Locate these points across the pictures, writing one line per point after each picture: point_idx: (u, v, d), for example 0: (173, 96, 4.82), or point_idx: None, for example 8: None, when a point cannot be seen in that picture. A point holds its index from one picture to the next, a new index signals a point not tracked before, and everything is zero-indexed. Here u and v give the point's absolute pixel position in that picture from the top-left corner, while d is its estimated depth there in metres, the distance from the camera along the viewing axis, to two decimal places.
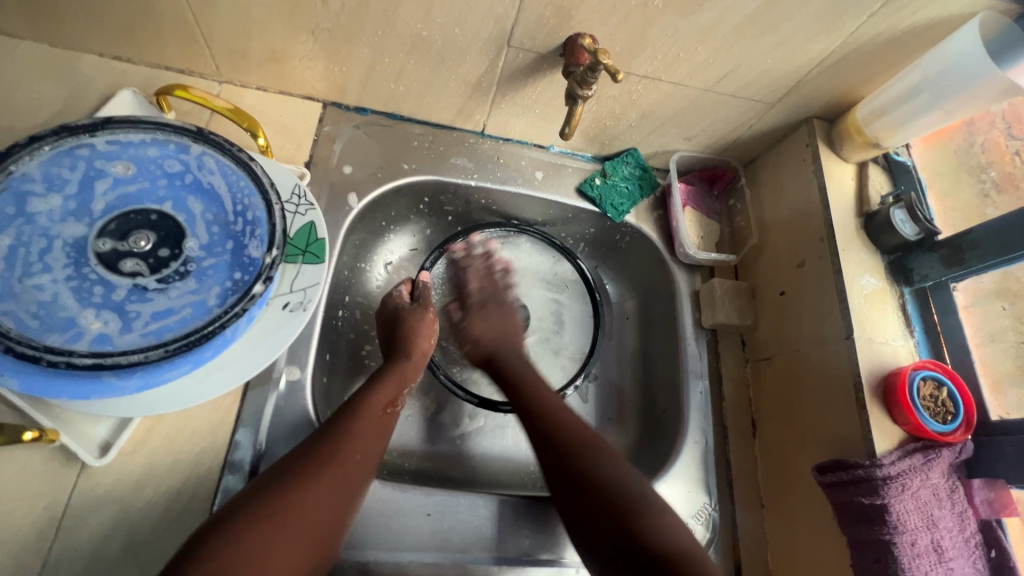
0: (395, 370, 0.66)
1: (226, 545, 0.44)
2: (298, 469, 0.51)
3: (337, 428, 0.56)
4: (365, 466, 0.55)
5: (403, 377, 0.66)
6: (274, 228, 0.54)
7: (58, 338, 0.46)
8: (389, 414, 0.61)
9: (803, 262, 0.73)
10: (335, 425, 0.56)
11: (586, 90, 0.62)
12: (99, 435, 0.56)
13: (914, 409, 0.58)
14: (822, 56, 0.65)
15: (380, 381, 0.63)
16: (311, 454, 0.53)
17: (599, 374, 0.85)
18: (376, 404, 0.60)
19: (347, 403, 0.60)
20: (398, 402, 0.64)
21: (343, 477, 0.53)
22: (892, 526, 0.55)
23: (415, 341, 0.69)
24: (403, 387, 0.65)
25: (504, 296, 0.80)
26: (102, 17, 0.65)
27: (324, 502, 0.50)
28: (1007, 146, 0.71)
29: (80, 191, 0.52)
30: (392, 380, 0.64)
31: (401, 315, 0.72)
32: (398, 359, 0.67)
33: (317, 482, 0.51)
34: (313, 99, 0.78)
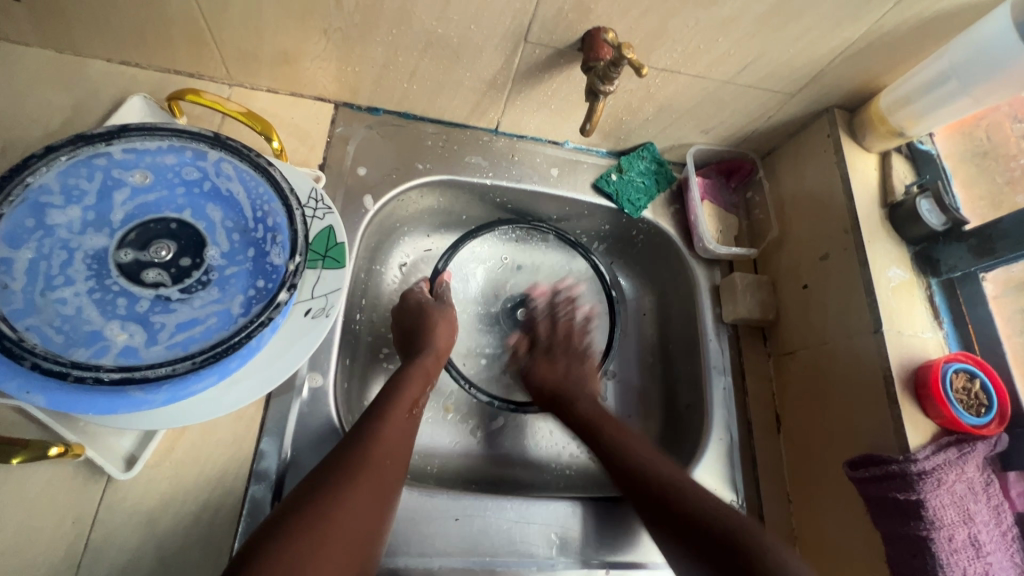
0: (418, 370, 0.66)
1: (271, 559, 0.43)
2: (333, 479, 0.50)
3: (366, 433, 0.55)
4: (395, 470, 0.55)
5: (426, 376, 0.66)
6: (296, 234, 0.53)
7: (83, 353, 0.45)
8: (414, 417, 0.61)
9: (826, 254, 0.72)
10: (365, 430, 0.56)
11: (608, 86, 0.61)
12: (124, 448, 0.56)
13: (947, 403, 0.57)
14: (846, 45, 0.64)
15: (405, 381, 0.63)
16: (343, 463, 0.52)
17: (618, 371, 0.84)
18: (402, 406, 0.60)
19: (372, 405, 0.60)
20: (421, 403, 0.63)
21: (377, 484, 0.52)
22: (928, 521, 0.54)
23: (434, 337, 0.69)
24: (426, 386, 0.65)
25: (575, 344, 0.78)
26: (111, 21, 0.64)
27: (359, 510, 0.50)
28: None
29: (99, 201, 0.51)
30: (417, 378, 0.64)
31: (422, 312, 0.72)
32: (419, 358, 0.67)
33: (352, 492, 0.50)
34: (325, 100, 0.77)
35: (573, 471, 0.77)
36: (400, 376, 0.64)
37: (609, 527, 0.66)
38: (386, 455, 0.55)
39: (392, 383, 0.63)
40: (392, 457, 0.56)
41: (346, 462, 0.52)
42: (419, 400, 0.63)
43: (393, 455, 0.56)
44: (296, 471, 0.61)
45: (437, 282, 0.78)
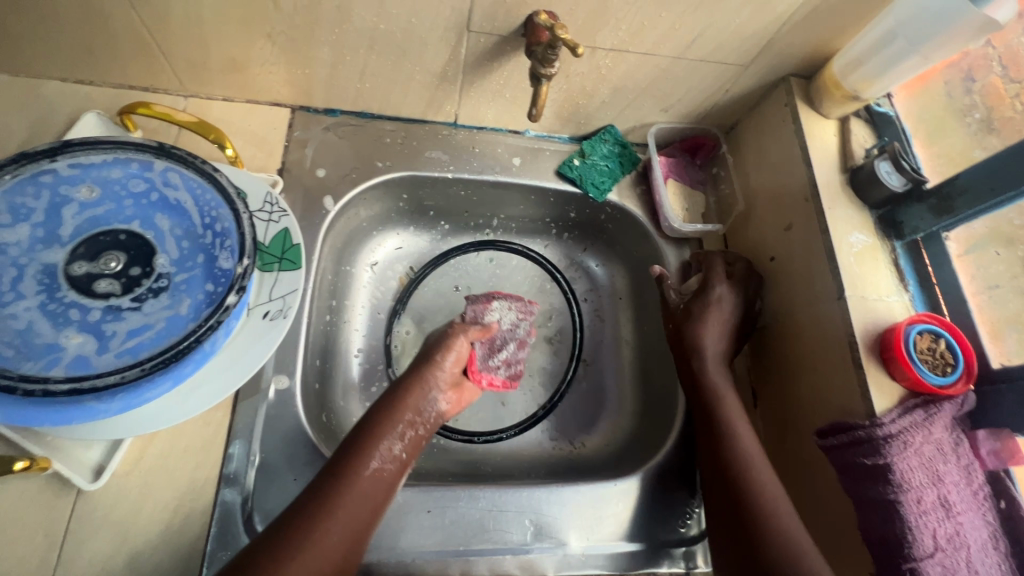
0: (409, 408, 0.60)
1: None
2: (282, 547, 0.48)
3: (322, 497, 0.51)
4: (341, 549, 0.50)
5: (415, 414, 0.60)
6: (244, 238, 0.54)
7: (34, 366, 0.45)
8: (384, 482, 0.55)
9: (790, 225, 0.71)
10: (320, 496, 0.52)
11: (549, 68, 0.61)
12: (92, 459, 0.57)
13: (911, 363, 0.56)
14: (791, 11, 0.63)
15: (379, 431, 0.57)
16: (292, 531, 0.49)
17: (595, 355, 0.84)
18: (366, 468, 0.54)
19: (338, 460, 0.55)
20: (398, 458, 0.57)
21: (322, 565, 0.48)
22: (897, 485, 0.54)
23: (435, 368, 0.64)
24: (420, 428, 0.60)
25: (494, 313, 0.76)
26: (57, 41, 0.64)
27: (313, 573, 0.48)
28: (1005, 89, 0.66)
29: (48, 217, 0.51)
30: (393, 428, 0.58)
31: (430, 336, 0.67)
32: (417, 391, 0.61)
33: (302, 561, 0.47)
34: (281, 104, 0.78)
35: (553, 458, 0.77)
36: (373, 424, 0.58)
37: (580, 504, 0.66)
38: (345, 527, 0.51)
39: (366, 434, 0.57)
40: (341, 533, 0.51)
41: (297, 525, 0.49)
42: (397, 456, 0.57)
43: (352, 531, 0.51)
44: (267, 471, 0.61)
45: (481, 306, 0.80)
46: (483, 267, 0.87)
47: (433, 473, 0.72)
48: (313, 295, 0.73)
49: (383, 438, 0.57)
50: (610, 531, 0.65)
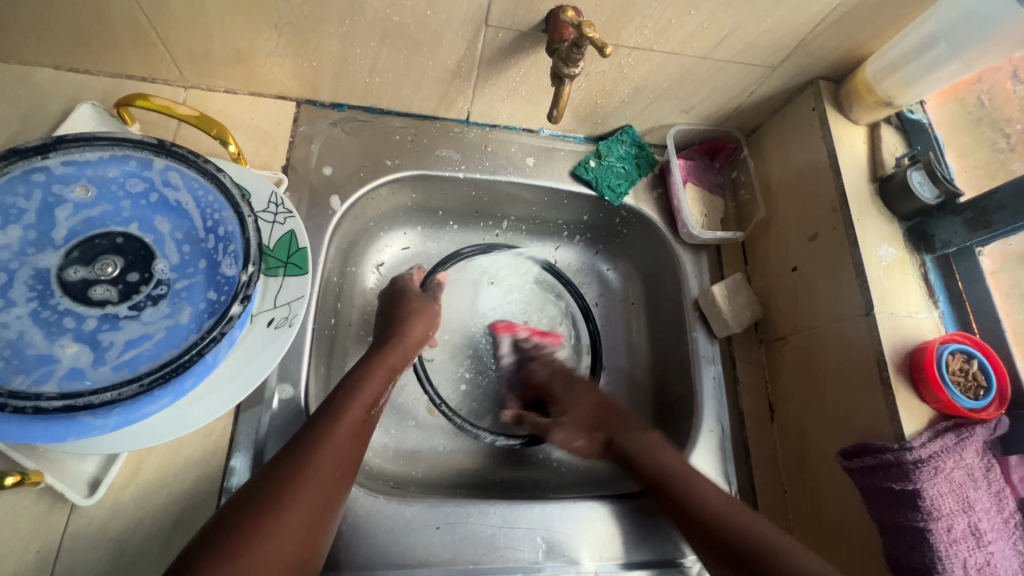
0: (384, 362, 0.63)
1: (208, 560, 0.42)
2: (286, 475, 0.49)
3: (318, 429, 0.53)
4: (341, 475, 0.52)
5: (391, 369, 0.63)
6: (248, 243, 0.50)
7: (24, 381, 0.42)
8: (370, 420, 0.58)
9: (815, 234, 0.69)
10: (316, 429, 0.53)
11: (573, 68, 0.58)
12: (87, 472, 0.54)
13: (943, 386, 0.54)
14: (826, 12, 0.60)
15: (367, 378, 0.60)
16: (291, 459, 0.50)
17: (606, 362, 0.82)
18: (357, 406, 0.57)
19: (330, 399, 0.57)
20: (380, 402, 0.60)
21: (321, 489, 0.50)
22: (926, 512, 0.52)
23: (409, 329, 0.68)
24: (391, 378, 0.62)
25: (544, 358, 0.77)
26: (48, 26, 0.60)
27: (315, 499, 0.49)
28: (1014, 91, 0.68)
29: (41, 219, 0.48)
30: (379, 374, 0.61)
31: (409, 297, 0.71)
32: (385, 349, 0.65)
33: (303, 487, 0.49)
34: (286, 98, 0.74)
35: (563, 467, 0.75)
36: (360, 372, 0.61)
37: (596, 521, 0.64)
38: (337, 456, 0.52)
39: (353, 380, 0.60)
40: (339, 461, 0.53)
41: (298, 453, 0.51)
42: (379, 399, 0.60)
43: (342, 462, 0.53)
44: None
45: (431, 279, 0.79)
46: (496, 267, 0.84)
47: (440, 485, 0.70)
48: (318, 299, 0.70)
49: (369, 383, 0.60)
50: (623, 549, 0.63)
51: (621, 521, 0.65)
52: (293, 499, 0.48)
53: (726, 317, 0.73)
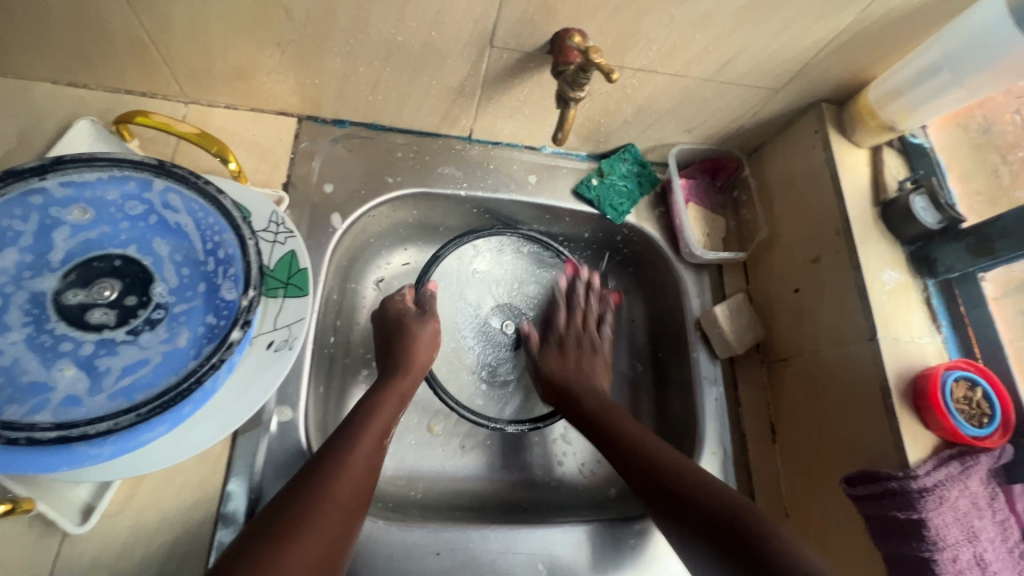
0: (392, 390, 0.62)
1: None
2: (301, 505, 0.48)
3: (334, 460, 0.52)
4: (355, 506, 0.51)
5: (401, 397, 0.62)
6: (250, 266, 0.50)
7: (19, 410, 0.41)
8: (382, 447, 0.57)
9: (817, 257, 0.69)
10: (334, 456, 0.53)
11: (579, 91, 0.58)
12: (81, 498, 0.53)
13: (947, 413, 0.54)
14: (831, 37, 0.60)
15: (379, 407, 0.60)
16: (308, 487, 0.50)
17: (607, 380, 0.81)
18: (371, 437, 0.56)
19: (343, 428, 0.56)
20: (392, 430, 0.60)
21: (337, 518, 0.49)
22: (931, 542, 0.52)
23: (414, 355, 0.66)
24: (402, 407, 0.62)
25: (588, 334, 0.76)
26: (47, 42, 0.60)
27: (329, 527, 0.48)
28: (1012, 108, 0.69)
29: (37, 240, 0.47)
30: (390, 402, 0.61)
31: (405, 324, 0.68)
32: (395, 378, 0.63)
33: (320, 515, 0.48)
34: (287, 114, 0.73)
35: (563, 488, 0.74)
36: (371, 399, 0.61)
37: (602, 546, 0.63)
38: (352, 482, 0.52)
39: (366, 406, 0.59)
40: (355, 490, 0.52)
41: (311, 484, 0.50)
42: (391, 427, 0.59)
43: (357, 489, 0.52)
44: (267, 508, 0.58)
45: (424, 290, 0.74)
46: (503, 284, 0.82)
47: (440, 506, 0.69)
48: (318, 317, 0.69)
49: (382, 413, 0.59)
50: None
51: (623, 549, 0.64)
52: (309, 530, 0.47)
53: (729, 338, 0.73)
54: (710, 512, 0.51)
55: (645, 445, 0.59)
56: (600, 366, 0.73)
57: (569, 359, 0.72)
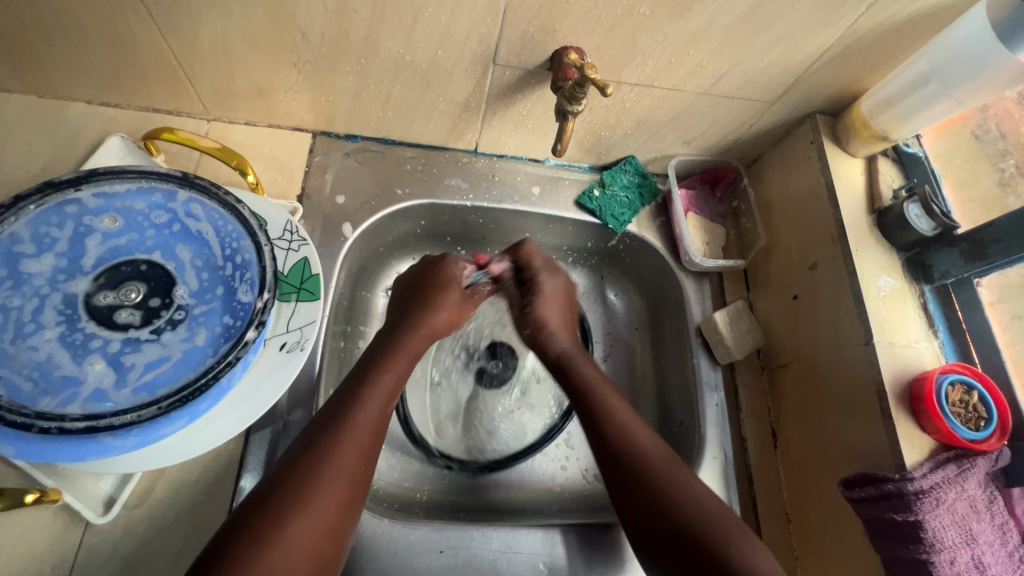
0: (404, 348, 0.63)
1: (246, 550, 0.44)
2: (316, 458, 0.51)
3: (343, 415, 0.54)
4: (364, 461, 0.53)
5: (410, 354, 0.63)
6: (265, 270, 0.52)
7: (51, 402, 0.44)
8: (386, 419, 0.57)
9: (814, 264, 0.70)
10: (343, 413, 0.54)
11: (576, 106, 0.61)
12: (103, 491, 0.56)
13: (943, 417, 0.55)
14: (821, 51, 0.62)
15: (388, 363, 0.60)
16: (319, 441, 0.52)
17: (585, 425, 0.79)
18: (378, 390, 0.57)
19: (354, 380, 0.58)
20: (399, 384, 0.60)
21: (347, 474, 0.51)
22: (928, 544, 0.52)
23: (426, 319, 0.66)
24: (409, 365, 0.62)
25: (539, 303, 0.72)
26: (83, 64, 0.64)
27: (336, 480, 0.50)
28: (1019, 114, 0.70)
29: (72, 247, 0.50)
30: (399, 361, 0.61)
31: (423, 289, 0.69)
32: (406, 338, 0.64)
33: (329, 470, 0.50)
34: (303, 129, 0.77)
35: (566, 493, 0.75)
36: (373, 370, 0.59)
37: (601, 544, 0.64)
38: (348, 466, 0.51)
39: (369, 381, 0.58)
40: (364, 447, 0.53)
41: (318, 447, 0.51)
42: (399, 382, 0.60)
43: (354, 471, 0.52)
44: None
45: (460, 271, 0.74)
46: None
47: (445, 508, 0.71)
48: (329, 322, 0.72)
49: (391, 369, 0.60)
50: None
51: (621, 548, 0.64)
52: (318, 489, 0.49)
53: (728, 344, 0.74)
54: (692, 528, 0.51)
55: (661, 483, 0.54)
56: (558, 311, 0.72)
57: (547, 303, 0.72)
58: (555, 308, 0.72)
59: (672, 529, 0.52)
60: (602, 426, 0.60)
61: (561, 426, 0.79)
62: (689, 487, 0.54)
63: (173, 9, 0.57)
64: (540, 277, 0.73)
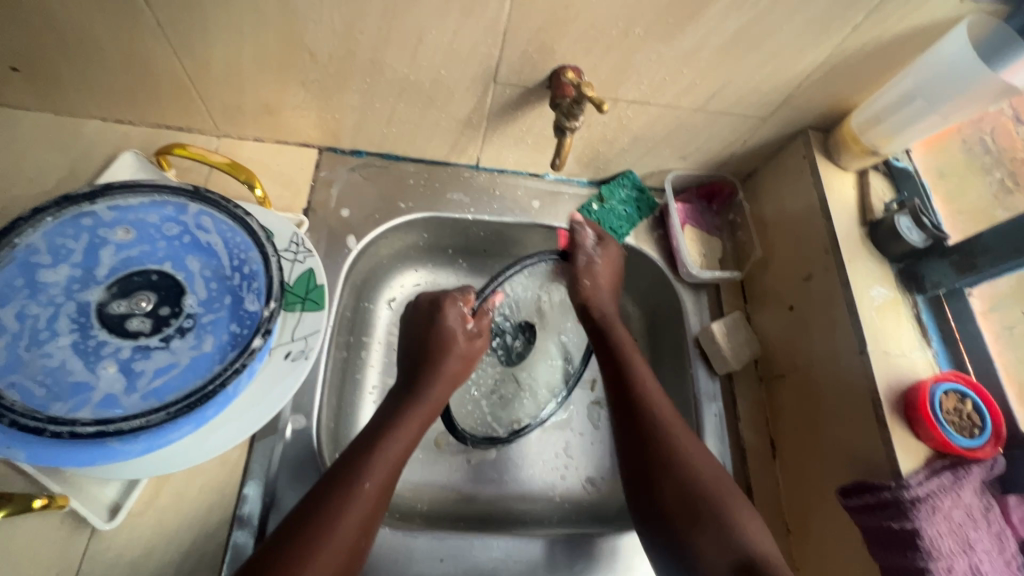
0: (415, 406, 0.61)
1: None
2: (315, 525, 0.48)
3: (348, 480, 0.52)
4: (365, 532, 0.51)
5: (425, 415, 0.61)
6: (272, 280, 0.54)
7: (62, 407, 0.45)
8: (394, 480, 0.55)
9: (809, 275, 0.71)
10: (346, 477, 0.52)
11: (574, 122, 0.63)
12: (109, 497, 0.56)
13: (936, 424, 0.56)
14: (811, 69, 0.64)
15: (404, 420, 0.59)
16: (322, 505, 0.50)
17: (584, 429, 0.81)
18: (390, 452, 0.55)
19: (363, 441, 0.56)
20: (413, 445, 0.59)
21: (347, 545, 0.49)
22: (926, 552, 0.52)
23: (445, 365, 0.64)
24: (425, 424, 0.61)
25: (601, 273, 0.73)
26: (100, 82, 0.67)
27: (335, 551, 0.48)
28: (1016, 133, 0.72)
29: (85, 258, 0.52)
30: (416, 418, 0.60)
31: (435, 332, 0.66)
32: (418, 394, 0.62)
33: (327, 540, 0.48)
34: (309, 145, 0.80)
35: (566, 503, 0.76)
36: (393, 419, 0.59)
37: (581, 555, 0.64)
38: (362, 514, 0.51)
39: (387, 430, 0.57)
40: (367, 516, 0.51)
41: (320, 514, 0.49)
42: (414, 441, 0.59)
43: (368, 518, 0.51)
44: (279, 512, 0.61)
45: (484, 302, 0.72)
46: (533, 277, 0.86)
47: (445, 517, 0.72)
48: (332, 332, 0.74)
49: (405, 428, 0.58)
50: None
51: (605, 561, 0.64)
52: (317, 557, 0.47)
53: (726, 354, 0.75)
54: (688, 504, 0.55)
55: (680, 449, 0.58)
56: (610, 271, 0.74)
57: (597, 270, 0.73)
58: (609, 280, 0.73)
59: (676, 501, 0.55)
60: (632, 405, 0.62)
61: (558, 436, 0.80)
62: (694, 455, 0.58)
63: (189, 31, 0.59)
64: (607, 242, 0.75)
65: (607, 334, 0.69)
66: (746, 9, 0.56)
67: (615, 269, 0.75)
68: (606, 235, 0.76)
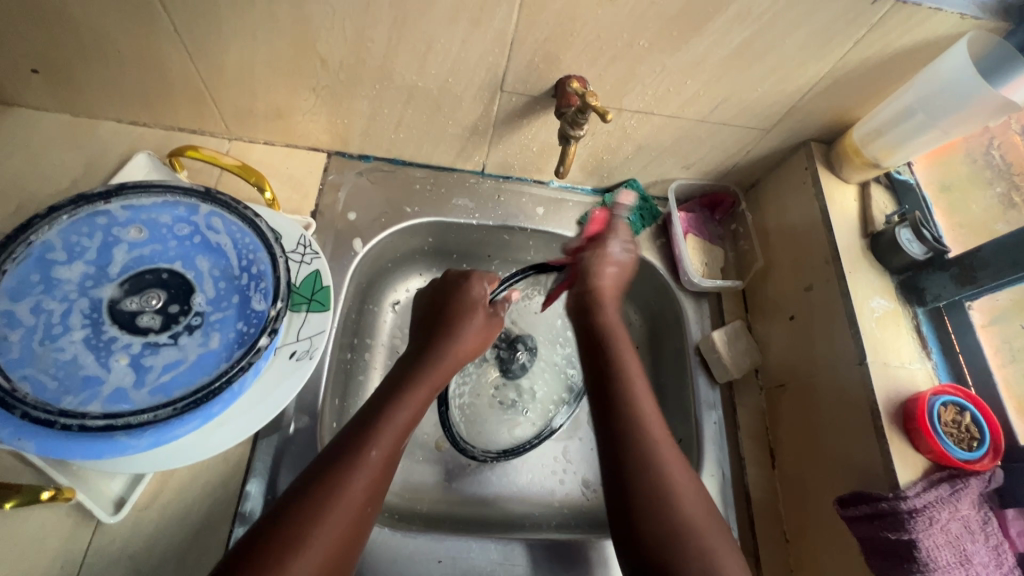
0: (426, 375, 0.61)
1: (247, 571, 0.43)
2: (325, 489, 0.49)
3: (353, 449, 0.52)
4: (371, 498, 0.51)
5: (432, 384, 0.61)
6: (279, 280, 0.55)
7: (73, 400, 0.47)
8: (401, 447, 0.55)
9: (810, 285, 0.72)
10: (352, 445, 0.52)
11: (578, 130, 0.64)
12: (114, 492, 0.57)
13: (935, 436, 0.56)
14: (813, 81, 0.65)
15: (409, 391, 0.59)
16: (331, 469, 0.50)
17: (584, 435, 0.81)
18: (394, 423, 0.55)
19: (366, 414, 0.56)
20: (417, 416, 0.59)
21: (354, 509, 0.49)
22: (922, 563, 0.53)
23: (463, 331, 0.66)
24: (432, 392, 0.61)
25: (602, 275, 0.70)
26: (116, 85, 0.69)
27: (343, 514, 0.48)
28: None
29: (99, 255, 0.53)
30: (422, 387, 0.60)
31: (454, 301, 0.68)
32: (426, 364, 0.62)
33: (336, 503, 0.48)
34: (318, 149, 0.81)
35: (565, 508, 0.76)
36: (397, 389, 0.59)
37: (579, 559, 0.65)
38: (370, 480, 0.51)
39: (390, 401, 0.57)
40: (373, 483, 0.51)
41: (325, 479, 0.49)
42: (417, 416, 0.58)
43: (375, 484, 0.51)
44: None
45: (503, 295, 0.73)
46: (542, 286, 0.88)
47: (445, 517, 0.72)
48: (338, 333, 0.75)
49: (409, 403, 0.58)
50: None
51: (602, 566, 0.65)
52: (328, 520, 0.47)
53: (726, 363, 0.75)
54: (676, 530, 0.51)
55: (661, 463, 0.55)
56: (616, 278, 0.71)
57: (613, 266, 0.71)
58: (612, 282, 0.70)
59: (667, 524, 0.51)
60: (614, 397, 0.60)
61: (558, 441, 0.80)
62: (680, 479, 0.54)
63: (204, 37, 0.61)
64: (612, 244, 0.72)
65: (589, 320, 0.68)
66: (749, 22, 0.57)
67: (622, 272, 0.71)
68: (609, 236, 0.74)
